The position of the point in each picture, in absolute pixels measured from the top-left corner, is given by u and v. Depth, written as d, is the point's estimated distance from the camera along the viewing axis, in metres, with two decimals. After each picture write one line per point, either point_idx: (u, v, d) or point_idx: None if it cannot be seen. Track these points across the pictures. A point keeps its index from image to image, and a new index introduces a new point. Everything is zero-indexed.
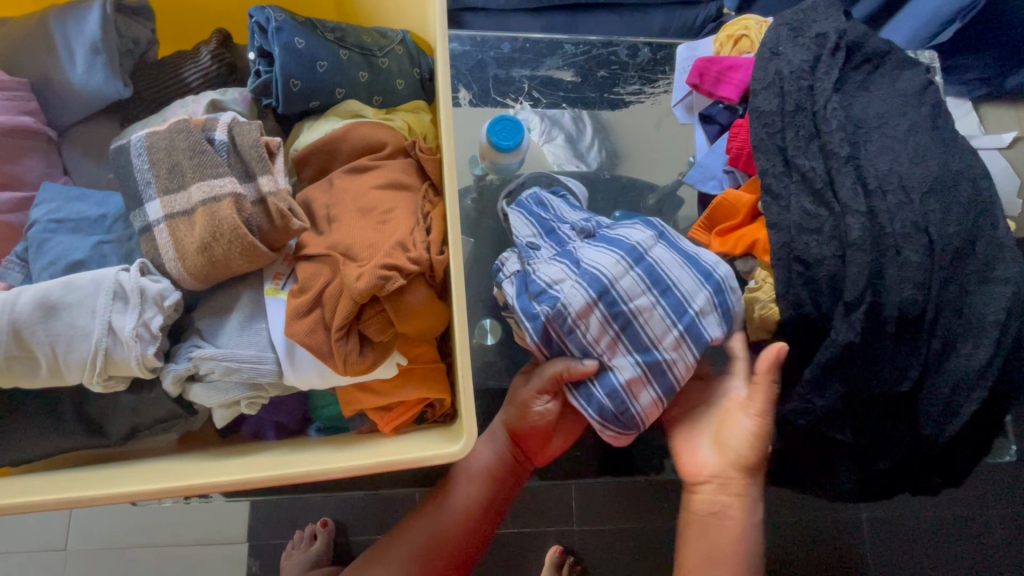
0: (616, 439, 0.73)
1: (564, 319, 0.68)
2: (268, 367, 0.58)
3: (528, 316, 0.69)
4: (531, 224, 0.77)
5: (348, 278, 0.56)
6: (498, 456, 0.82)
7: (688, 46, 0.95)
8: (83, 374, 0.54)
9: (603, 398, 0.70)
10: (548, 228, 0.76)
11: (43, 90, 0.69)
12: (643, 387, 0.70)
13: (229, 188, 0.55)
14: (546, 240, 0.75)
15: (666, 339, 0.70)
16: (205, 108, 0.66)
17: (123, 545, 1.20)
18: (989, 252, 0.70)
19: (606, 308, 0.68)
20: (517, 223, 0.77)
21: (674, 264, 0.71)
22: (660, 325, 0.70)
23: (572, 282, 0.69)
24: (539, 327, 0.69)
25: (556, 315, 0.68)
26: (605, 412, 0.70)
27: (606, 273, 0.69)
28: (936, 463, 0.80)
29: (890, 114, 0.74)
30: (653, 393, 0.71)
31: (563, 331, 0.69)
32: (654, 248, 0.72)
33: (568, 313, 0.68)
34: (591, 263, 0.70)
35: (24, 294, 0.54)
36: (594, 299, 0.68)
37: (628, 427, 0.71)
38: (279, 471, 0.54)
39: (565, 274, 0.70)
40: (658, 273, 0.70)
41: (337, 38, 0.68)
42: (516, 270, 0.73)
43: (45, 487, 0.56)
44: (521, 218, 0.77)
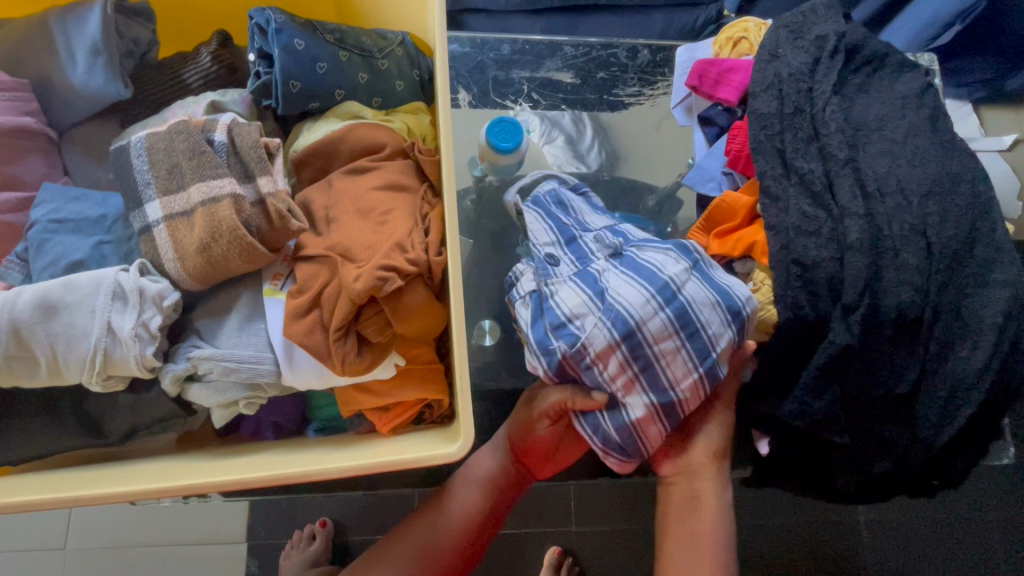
0: (619, 467, 0.74)
1: (581, 353, 0.68)
2: (267, 367, 0.58)
3: (543, 346, 0.69)
4: (550, 231, 0.76)
5: (347, 279, 0.56)
6: (501, 464, 0.82)
7: (687, 49, 0.94)
8: (82, 373, 0.55)
9: (614, 432, 0.70)
10: (569, 238, 0.75)
11: (44, 91, 0.69)
12: (653, 425, 0.70)
13: (228, 189, 0.55)
14: (566, 251, 0.74)
15: (684, 380, 0.70)
16: (205, 109, 0.66)
17: (122, 544, 1.20)
18: (987, 254, 0.70)
19: (627, 348, 0.68)
20: (534, 223, 0.77)
21: (705, 304, 0.69)
22: (681, 368, 0.69)
23: (596, 319, 0.68)
24: (556, 361, 0.68)
25: (575, 351, 0.68)
26: (613, 444, 0.71)
27: (633, 313, 0.67)
28: (935, 466, 0.80)
29: (889, 117, 0.74)
30: (662, 430, 0.72)
31: (577, 365, 0.69)
32: (688, 286, 0.69)
33: (588, 351, 0.67)
34: (619, 300, 0.68)
35: (24, 294, 0.54)
36: (615, 338, 0.67)
37: (631, 459, 0.73)
38: (277, 472, 0.54)
39: (590, 308, 0.68)
40: (688, 316, 0.68)
41: (336, 40, 0.68)
42: (533, 289, 0.72)
43: (44, 487, 0.56)
44: (539, 219, 0.77)
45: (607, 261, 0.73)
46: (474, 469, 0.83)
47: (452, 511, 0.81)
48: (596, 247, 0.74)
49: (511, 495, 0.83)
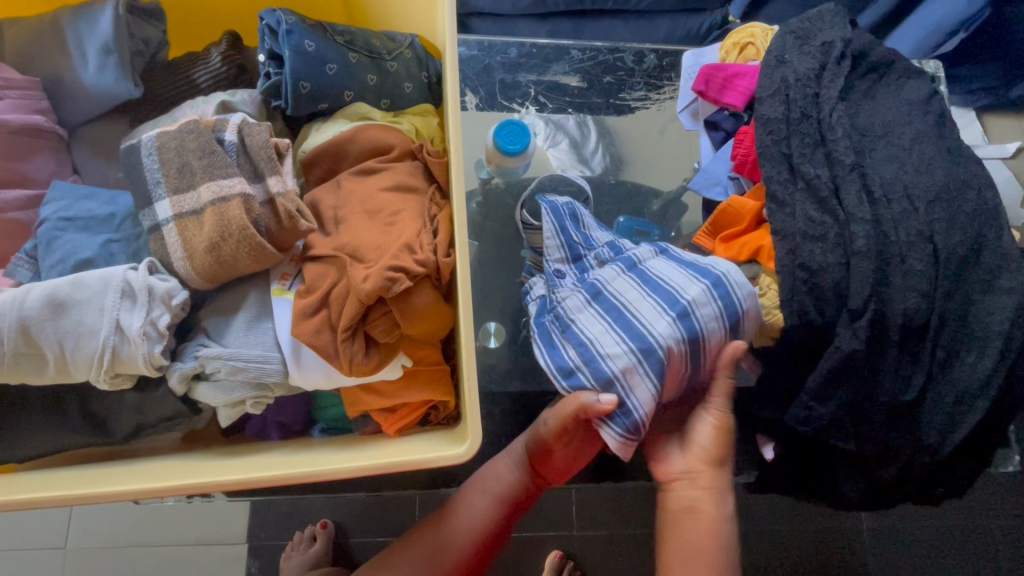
0: (623, 448, 0.67)
1: (563, 321, 0.72)
2: (274, 367, 0.58)
3: (535, 326, 0.73)
4: (561, 247, 0.77)
5: (356, 279, 0.56)
6: (514, 472, 0.80)
7: (694, 53, 0.95)
8: (90, 371, 0.55)
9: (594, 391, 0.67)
10: (575, 254, 0.77)
11: (55, 91, 0.70)
12: (637, 375, 0.66)
13: (238, 188, 0.55)
14: (572, 266, 0.77)
15: (658, 326, 0.67)
16: (215, 109, 0.66)
17: (123, 544, 1.20)
18: (994, 261, 0.70)
19: (599, 307, 0.71)
20: (548, 236, 0.76)
21: (671, 266, 0.72)
22: (652, 313, 0.68)
23: (573, 289, 0.74)
24: (543, 331, 0.72)
25: (556, 317, 0.72)
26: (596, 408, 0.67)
27: (600, 277, 0.73)
28: (941, 474, 0.80)
29: (895, 123, 0.75)
30: (649, 389, 0.67)
31: (560, 333, 0.71)
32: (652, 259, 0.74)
33: (564, 312, 0.72)
34: (591, 273, 0.75)
35: (33, 291, 0.54)
36: (589, 301, 0.72)
37: (623, 423, 0.67)
38: (284, 472, 0.54)
39: (569, 283, 0.75)
40: (651, 275, 0.72)
41: (346, 41, 0.68)
42: (541, 295, 0.76)
43: (50, 484, 0.56)
44: (553, 231, 0.76)
45: (601, 263, 0.77)
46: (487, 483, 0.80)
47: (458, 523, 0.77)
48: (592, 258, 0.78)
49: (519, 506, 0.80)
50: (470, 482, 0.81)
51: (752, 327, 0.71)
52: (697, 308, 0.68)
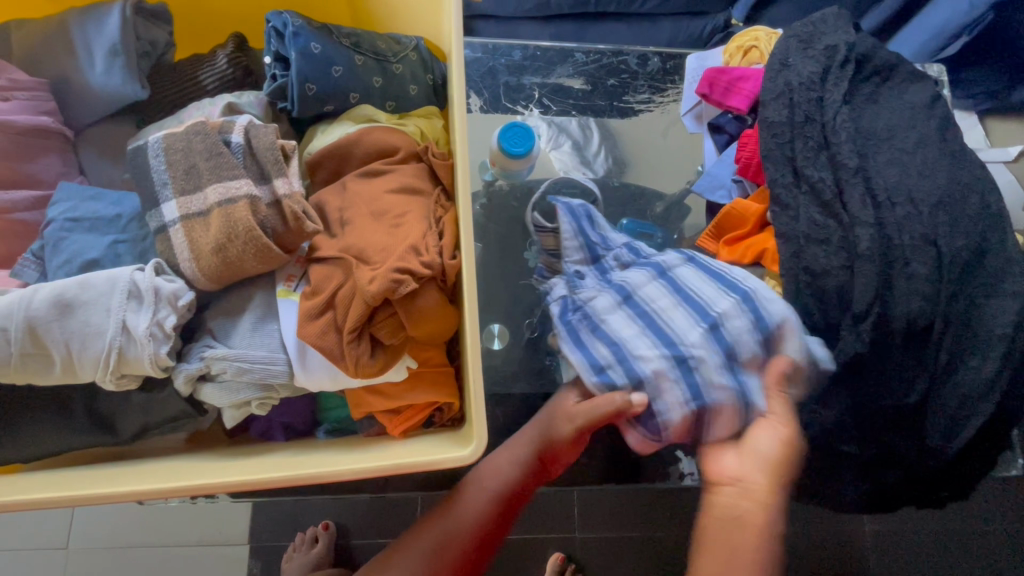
0: (645, 445, 0.70)
1: (591, 321, 0.72)
2: (280, 368, 0.59)
3: (561, 323, 0.73)
4: (582, 248, 0.77)
5: (361, 281, 0.56)
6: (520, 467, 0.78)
7: (698, 56, 0.96)
8: (96, 372, 0.55)
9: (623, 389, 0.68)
10: (595, 255, 0.77)
11: (62, 92, 0.70)
12: (668, 382, 0.66)
13: (245, 190, 0.56)
14: (594, 266, 0.77)
15: (689, 336, 0.67)
16: (221, 111, 0.66)
17: (125, 545, 1.20)
18: (997, 265, 0.70)
19: (630, 311, 0.71)
20: (567, 238, 0.77)
21: (701, 278, 0.72)
22: (683, 322, 0.69)
23: (600, 289, 0.74)
24: (570, 329, 0.72)
25: (583, 316, 0.73)
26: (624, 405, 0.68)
27: (629, 281, 0.73)
28: (944, 478, 0.80)
29: (898, 126, 0.75)
30: (681, 397, 0.66)
31: (588, 333, 0.72)
32: (681, 267, 0.74)
33: (592, 312, 0.72)
34: (618, 275, 0.75)
35: (40, 291, 0.54)
36: (619, 303, 0.72)
37: (650, 425, 0.68)
38: (290, 472, 0.54)
39: (596, 283, 0.75)
40: (682, 283, 0.72)
41: (352, 44, 0.68)
42: (562, 295, 0.76)
43: (55, 484, 0.56)
44: (571, 233, 0.77)
45: (622, 265, 0.77)
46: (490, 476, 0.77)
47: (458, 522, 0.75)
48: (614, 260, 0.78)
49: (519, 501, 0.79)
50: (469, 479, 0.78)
51: (798, 351, 0.68)
52: (728, 321, 0.67)
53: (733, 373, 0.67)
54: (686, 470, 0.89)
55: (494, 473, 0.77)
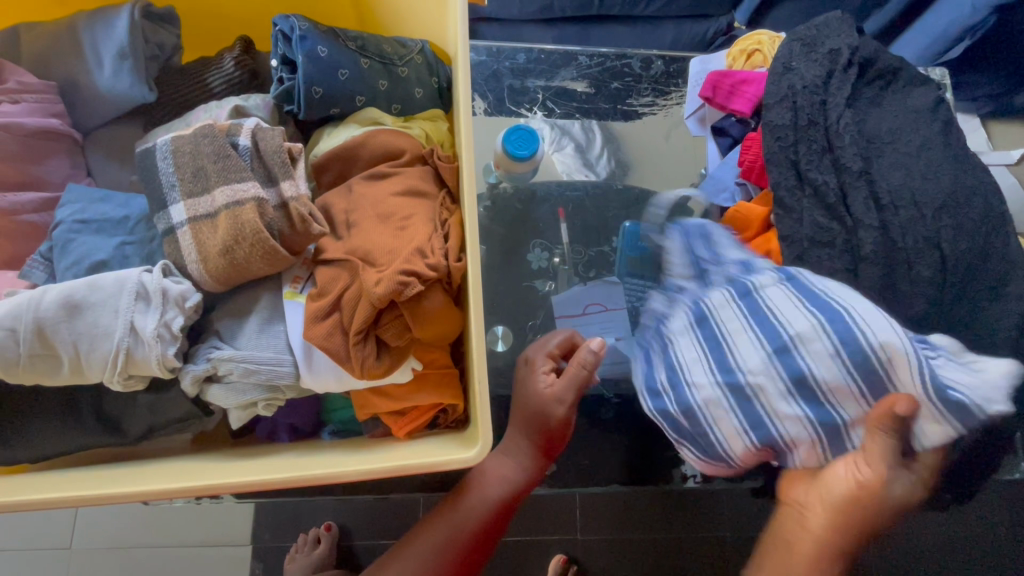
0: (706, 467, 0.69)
1: (663, 342, 0.72)
2: (286, 369, 0.59)
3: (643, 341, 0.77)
4: (685, 264, 0.76)
5: (368, 283, 0.56)
6: (519, 465, 0.76)
7: (702, 59, 0.96)
8: (104, 372, 0.55)
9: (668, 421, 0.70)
10: (701, 271, 0.74)
11: (71, 94, 0.71)
12: (720, 409, 0.64)
13: (252, 192, 0.56)
14: (695, 283, 0.74)
15: (751, 362, 0.63)
16: (228, 113, 0.67)
17: (129, 545, 1.20)
18: (1001, 268, 0.70)
19: (699, 334, 0.68)
20: (674, 256, 0.77)
21: (791, 301, 0.63)
22: (750, 348, 0.63)
23: (682, 310, 0.72)
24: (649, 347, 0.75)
25: (659, 336, 0.74)
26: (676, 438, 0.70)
27: (706, 302, 0.69)
28: (947, 480, 0.80)
29: (902, 129, 0.75)
30: (742, 433, 0.64)
31: (657, 355, 0.73)
32: (770, 286, 0.65)
33: (666, 334, 0.72)
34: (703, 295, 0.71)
35: (49, 293, 0.54)
36: (691, 326, 0.69)
37: (702, 449, 0.68)
38: (295, 474, 0.54)
39: (682, 302, 0.73)
40: (763, 305, 0.64)
41: (358, 47, 0.69)
42: (655, 312, 0.77)
43: (61, 485, 0.57)
44: (678, 252, 0.77)
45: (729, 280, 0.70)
46: (493, 476, 0.76)
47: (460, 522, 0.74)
48: (717, 274, 0.72)
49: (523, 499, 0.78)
50: (470, 480, 0.77)
51: (915, 390, 0.55)
52: (812, 351, 0.60)
53: (808, 403, 0.60)
54: (688, 473, 0.92)
55: (495, 474, 0.76)
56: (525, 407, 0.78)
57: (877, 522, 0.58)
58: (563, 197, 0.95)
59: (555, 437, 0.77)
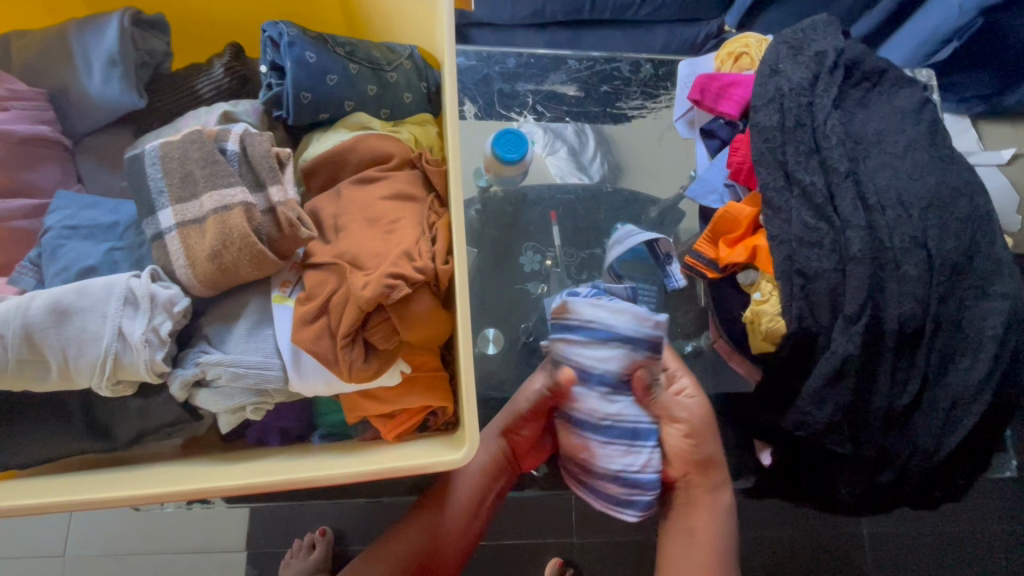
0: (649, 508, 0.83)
1: (625, 448, 0.77)
2: (274, 373, 0.59)
3: (608, 462, 0.77)
4: (593, 342, 0.73)
5: (355, 286, 0.56)
6: (493, 460, 0.86)
7: (689, 62, 0.96)
8: (92, 378, 0.55)
9: (612, 481, 0.78)
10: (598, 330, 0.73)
11: (61, 101, 0.71)
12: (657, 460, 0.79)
13: (240, 198, 0.56)
14: (605, 351, 0.73)
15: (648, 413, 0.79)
16: (217, 119, 0.67)
17: (122, 552, 1.20)
18: (987, 266, 0.71)
19: (622, 431, 0.76)
20: (585, 321, 0.73)
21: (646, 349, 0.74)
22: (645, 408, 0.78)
23: (622, 418, 0.76)
24: (613, 466, 0.77)
25: (623, 444, 0.77)
26: (637, 501, 0.79)
27: (610, 407, 0.76)
28: (938, 477, 0.80)
29: (888, 131, 0.76)
30: (642, 444, 0.78)
31: (625, 464, 0.77)
32: (634, 351, 0.74)
33: (618, 444, 0.77)
34: (602, 402, 0.76)
35: (36, 299, 0.54)
36: (631, 427, 0.77)
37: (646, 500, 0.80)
38: (280, 477, 0.54)
39: (605, 413, 0.76)
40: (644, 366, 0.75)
41: (347, 52, 0.69)
42: (603, 431, 0.77)
43: (48, 490, 0.56)
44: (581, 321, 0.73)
45: (609, 347, 0.73)
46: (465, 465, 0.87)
47: (451, 504, 0.87)
48: (614, 341, 0.73)
49: (503, 488, 0.90)
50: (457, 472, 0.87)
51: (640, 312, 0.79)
52: (611, 375, 0.74)
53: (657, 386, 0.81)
54: None
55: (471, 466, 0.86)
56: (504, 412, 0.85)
57: (714, 450, 0.84)
58: (554, 199, 0.96)
59: (525, 438, 0.85)
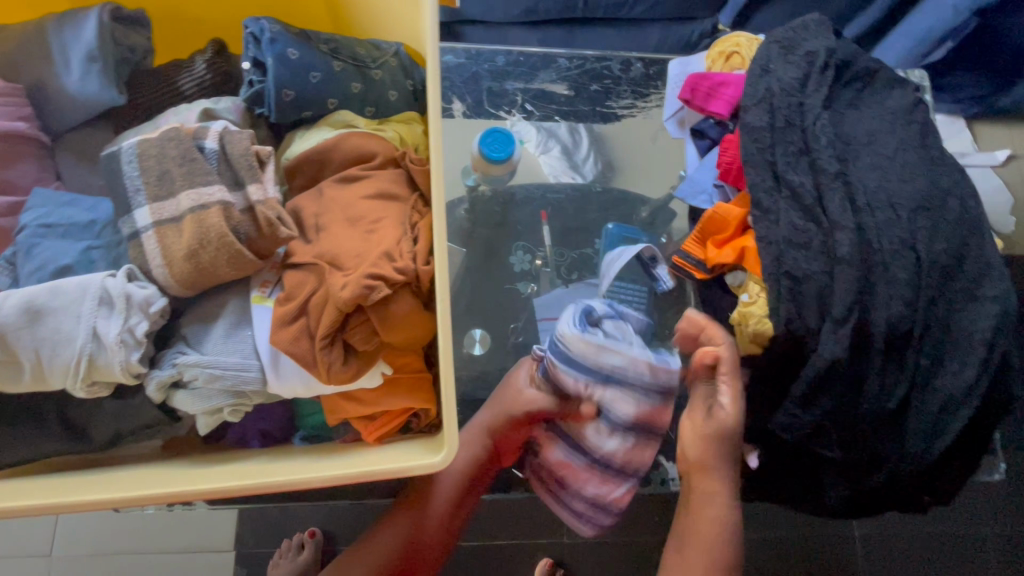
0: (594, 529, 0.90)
1: (596, 475, 0.82)
2: (252, 374, 0.58)
3: (575, 482, 0.83)
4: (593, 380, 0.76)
5: (334, 287, 0.56)
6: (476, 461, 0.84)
7: (680, 62, 0.96)
8: (66, 379, 0.54)
9: (575, 498, 0.85)
10: (603, 372, 0.76)
11: (39, 97, 0.70)
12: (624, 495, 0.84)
13: (218, 197, 0.56)
14: (604, 392, 0.77)
15: (637, 451, 0.81)
16: (197, 116, 0.66)
17: (110, 552, 1.19)
18: (977, 269, 0.71)
19: (599, 461, 0.81)
20: (592, 359, 0.75)
21: (640, 394, 0.78)
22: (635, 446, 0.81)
23: (606, 452, 0.80)
24: (577, 486, 0.84)
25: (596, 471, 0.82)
26: (586, 519, 0.87)
27: (601, 441, 0.80)
28: (927, 480, 0.80)
29: (878, 132, 0.75)
30: (617, 479, 0.83)
31: (587, 489, 0.83)
32: (630, 397, 0.78)
33: (592, 470, 0.82)
34: (595, 433, 0.80)
35: (8, 298, 0.53)
36: (610, 461, 0.81)
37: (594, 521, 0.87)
38: (256, 480, 0.53)
39: (593, 442, 0.80)
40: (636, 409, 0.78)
41: (331, 50, 0.69)
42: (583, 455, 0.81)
43: (22, 492, 0.56)
44: (589, 358, 0.75)
45: (609, 389, 0.77)
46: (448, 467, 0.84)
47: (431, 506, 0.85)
48: (615, 385, 0.77)
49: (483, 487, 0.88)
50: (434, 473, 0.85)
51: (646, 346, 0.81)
52: (620, 420, 0.78)
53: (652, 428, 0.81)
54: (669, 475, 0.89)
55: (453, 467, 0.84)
56: (494, 411, 0.83)
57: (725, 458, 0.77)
58: (543, 199, 0.95)
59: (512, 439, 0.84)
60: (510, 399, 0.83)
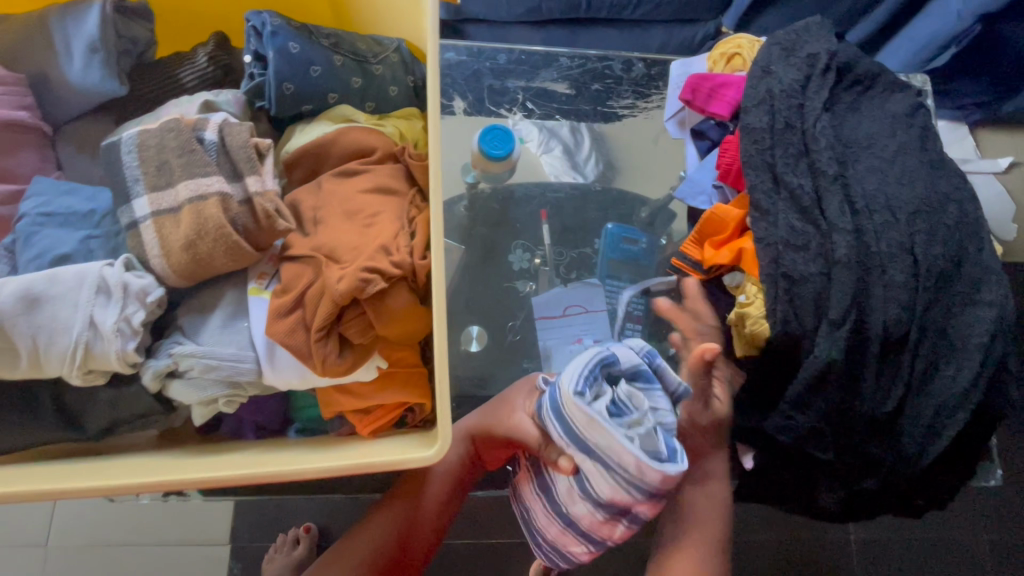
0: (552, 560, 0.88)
1: (556, 521, 0.78)
2: (247, 365, 0.59)
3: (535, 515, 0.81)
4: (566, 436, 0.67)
5: (331, 280, 0.56)
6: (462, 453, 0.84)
7: (681, 62, 0.95)
8: (62, 367, 0.55)
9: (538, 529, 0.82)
10: (577, 433, 0.66)
11: (41, 87, 0.70)
12: (584, 549, 0.78)
13: (217, 187, 0.56)
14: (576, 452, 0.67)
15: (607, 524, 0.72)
16: (197, 108, 0.65)
17: (105, 543, 1.19)
18: (975, 273, 0.71)
19: (561, 513, 0.76)
20: (571, 419, 0.65)
21: (611, 477, 0.65)
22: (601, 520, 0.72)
23: (567, 507, 0.74)
24: (535, 517, 0.81)
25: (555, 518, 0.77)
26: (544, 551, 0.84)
27: (565, 496, 0.74)
28: (920, 485, 0.80)
29: (878, 135, 0.75)
30: (580, 540, 0.76)
31: (544, 526, 0.80)
32: (598, 473, 0.66)
33: (553, 516, 0.78)
34: (563, 485, 0.74)
35: (5, 285, 0.54)
36: (570, 518, 0.75)
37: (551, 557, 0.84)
38: (252, 470, 0.54)
39: (559, 492, 0.75)
40: (605, 487, 0.67)
41: (332, 44, 0.69)
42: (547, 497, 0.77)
43: (15, 478, 0.56)
44: (571, 416, 0.65)
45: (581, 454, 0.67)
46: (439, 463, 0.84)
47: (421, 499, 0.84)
48: (585, 453, 0.66)
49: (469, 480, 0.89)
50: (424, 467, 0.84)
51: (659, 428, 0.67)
52: (592, 491, 0.69)
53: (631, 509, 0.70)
54: None
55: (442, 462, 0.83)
56: (486, 416, 0.82)
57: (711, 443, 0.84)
58: (543, 197, 0.96)
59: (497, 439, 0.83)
60: (501, 415, 0.80)
